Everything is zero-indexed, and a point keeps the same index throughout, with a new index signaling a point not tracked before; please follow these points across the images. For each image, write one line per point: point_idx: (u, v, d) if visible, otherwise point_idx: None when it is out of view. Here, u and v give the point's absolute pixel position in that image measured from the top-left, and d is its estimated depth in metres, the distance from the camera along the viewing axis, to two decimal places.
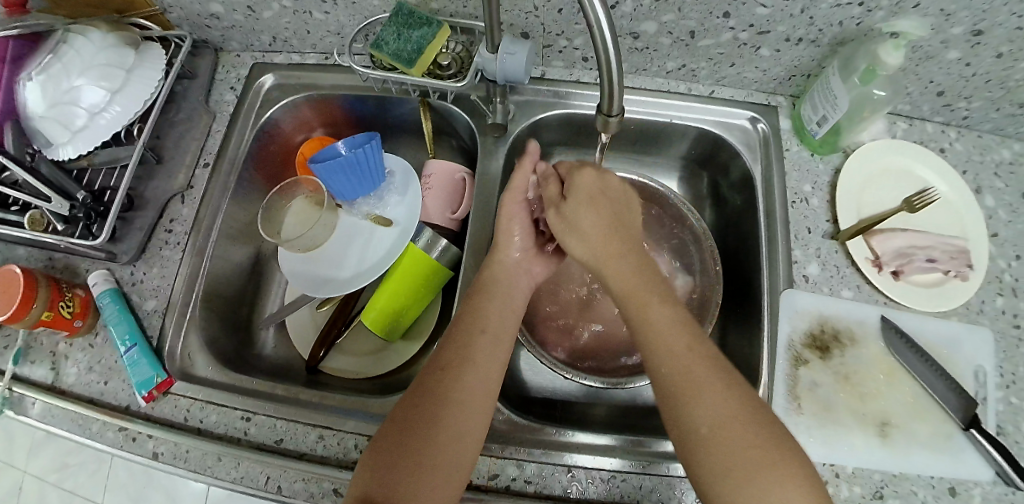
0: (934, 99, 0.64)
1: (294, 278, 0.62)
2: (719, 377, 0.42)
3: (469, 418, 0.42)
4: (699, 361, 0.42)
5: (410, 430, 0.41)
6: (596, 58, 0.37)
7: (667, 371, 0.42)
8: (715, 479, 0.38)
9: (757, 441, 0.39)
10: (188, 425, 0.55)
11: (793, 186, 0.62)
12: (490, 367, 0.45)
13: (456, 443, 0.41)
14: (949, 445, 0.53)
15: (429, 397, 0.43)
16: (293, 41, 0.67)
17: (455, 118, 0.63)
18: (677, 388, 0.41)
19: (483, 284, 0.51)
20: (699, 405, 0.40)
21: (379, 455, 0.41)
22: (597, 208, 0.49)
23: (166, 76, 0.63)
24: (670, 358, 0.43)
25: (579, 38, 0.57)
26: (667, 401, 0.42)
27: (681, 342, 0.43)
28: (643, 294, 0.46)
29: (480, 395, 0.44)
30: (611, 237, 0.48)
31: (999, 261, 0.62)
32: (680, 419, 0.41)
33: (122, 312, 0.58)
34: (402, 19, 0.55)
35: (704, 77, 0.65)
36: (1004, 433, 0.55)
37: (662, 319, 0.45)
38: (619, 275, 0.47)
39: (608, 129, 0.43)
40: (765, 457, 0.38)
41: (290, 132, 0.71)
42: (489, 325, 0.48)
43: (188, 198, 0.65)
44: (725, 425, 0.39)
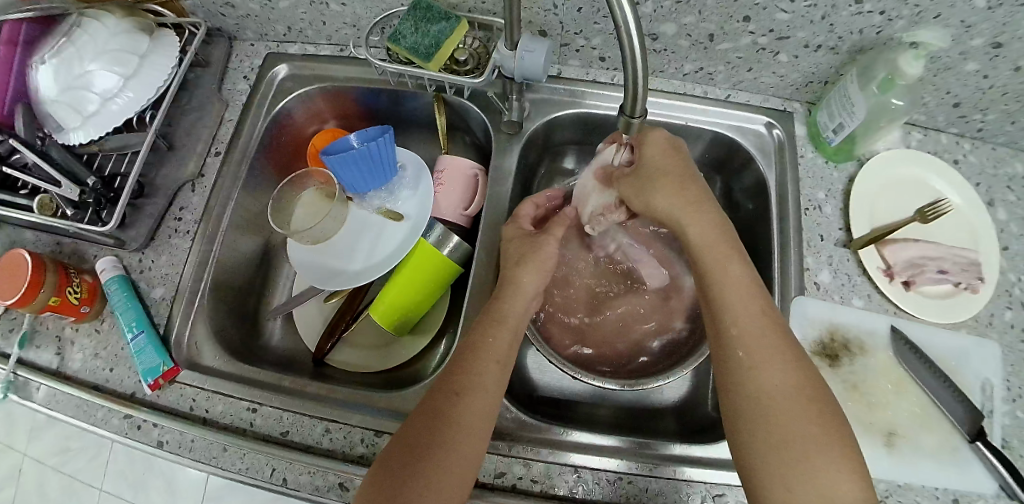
0: (950, 110, 0.63)
1: (303, 269, 0.62)
2: (792, 346, 0.43)
3: (473, 438, 0.42)
4: (772, 330, 0.43)
5: (416, 439, 0.42)
6: (621, 58, 0.36)
7: (741, 339, 0.43)
8: (772, 450, 0.39)
9: (817, 419, 0.39)
10: (194, 414, 0.55)
11: (806, 193, 0.62)
12: (493, 391, 0.45)
13: (460, 467, 0.41)
14: (954, 457, 0.53)
15: (437, 418, 0.43)
16: (309, 31, 0.66)
17: (470, 114, 0.63)
18: (747, 354, 0.42)
19: (498, 301, 0.50)
20: (770, 373, 0.41)
21: (389, 459, 0.41)
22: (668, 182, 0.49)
23: (180, 63, 0.63)
24: (744, 324, 0.43)
25: (598, 38, 0.57)
26: (734, 365, 0.43)
27: (754, 313, 0.44)
28: (723, 258, 0.46)
29: (485, 425, 0.43)
30: (692, 197, 0.48)
31: (1009, 275, 0.62)
32: (748, 384, 0.41)
33: (129, 299, 0.58)
34: (421, 13, 0.55)
35: (721, 80, 0.64)
36: (1009, 447, 0.55)
37: (739, 287, 0.45)
38: (698, 235, 0.48)
39: (629, 131, 0.43)
40: (823, 436, 0.39)
41: (303, 123, 0.70)
42: (500, 355, 0.47)
43: (198, 187, 0.65)
44: (786, 400, 0.40)
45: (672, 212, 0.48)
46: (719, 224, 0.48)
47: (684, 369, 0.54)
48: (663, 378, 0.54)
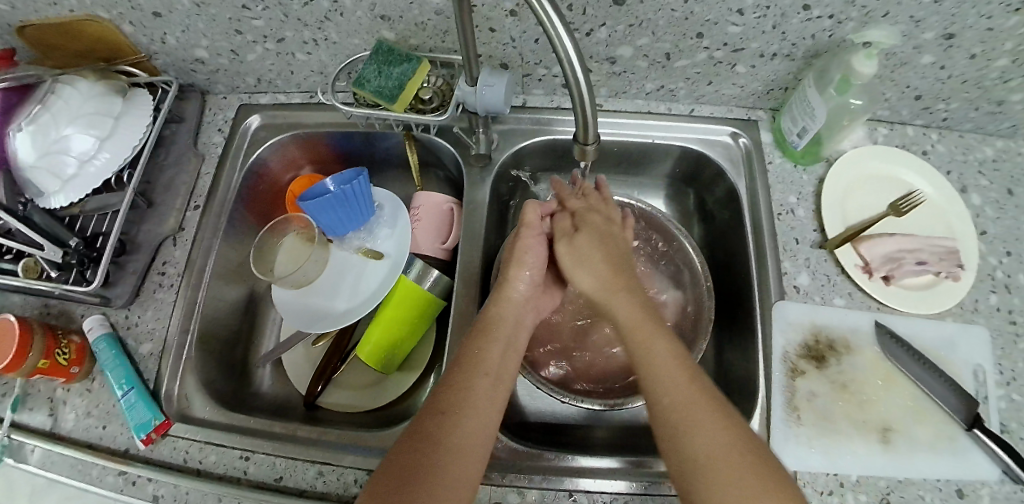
0: (912, 103, 0.64)
1: (288, 315, 0.62)
2: (717, 408, 0.41)
3: (468, 455, 0.42)
4: (698, 394, 0.42)
5: (411, 458, 0.41)
6: (568, 87, 0.38)
7: (670, 408, 0.42)
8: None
9: (759, 479, 0.37)
10: (188, 466, 0.55)
11: (778, 198, 0.62)
12: (485, 406, 0.45)
13: (454, 487, 0.40)
14: (953, 446, 0.53)
15: (430, 437, 0.42)
16: (278, 82, 0.68)
17: (440, 150, 0.64)
18: (677, 423, 0.41)
19: (489, 322, 0.51)
20: (702, 438, 0.39)
21: (379, 486, 0.40)
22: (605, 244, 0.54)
23: (154, 122, 0.64)
24: (672, 390, 0.43)
25: (557, 66, 0.58)
26: (669, 438, 0.41)
27: (683, 380, 0.43)
28: (647, 332, 0.47)
29: (478, 446, 0.43)
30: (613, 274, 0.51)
31: (989, 259, 0.63)
32: (682, 452, 0.40)
33: (118, 356, 0.59)
34: (382, 57, 0.56)
35: (683, 96, 0.65)
36: (1009, 431, 0.55)
37: (663, 352, 0.45)
38: (623, 309, 0.49)
39: (586, 157, 0.43)
40: (766, 497, 0.37)
41: (278, 171, 0.71)
42: (490, 368, 0.47)
43: (179, 241, 0.65)
44: (723, 459, 0.38)
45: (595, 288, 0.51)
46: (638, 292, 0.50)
47: None
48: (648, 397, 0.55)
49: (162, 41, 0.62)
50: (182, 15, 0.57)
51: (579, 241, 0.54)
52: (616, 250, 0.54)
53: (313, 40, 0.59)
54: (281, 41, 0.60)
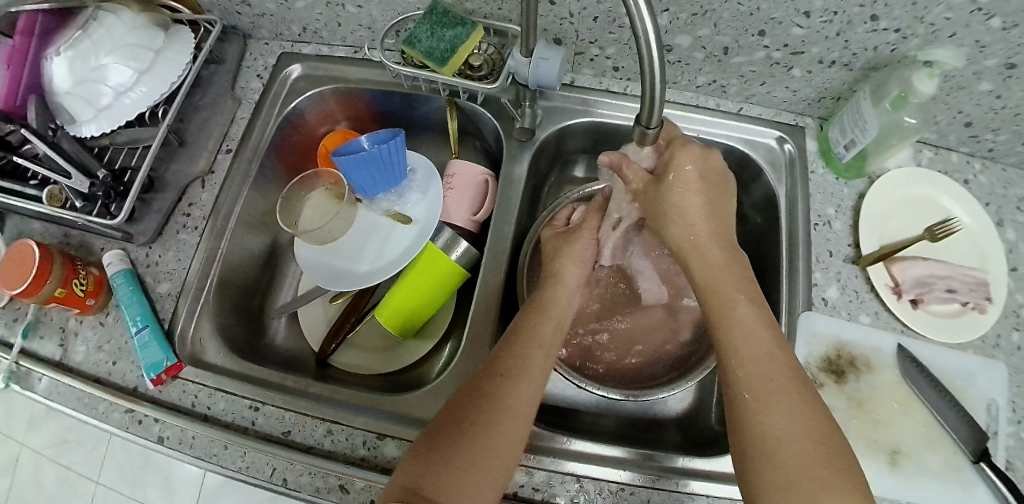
0: (962, 129, 0.63)
1: (310, 269, 0.62)
2: (798, 388, 0.41)
3: (496, 453, 0.40)
4: (783, 375, 0.42)
5: (465, 414, 0.42)
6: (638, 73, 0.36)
7: (749, 383, 0.42)
8: (779, 492, 0.36)
9: (830, 464, 0.37)
10: (196, 411, 0.55)
11: (816, 208, 0.62)
12: (523, 411, 0.43)
13: (500, 447, 0.41)
14: (958, 478, 0.52)
15: (483, 394, 0.43)
16: (323, 33, 0.66)
17: (483, 121, 0.63)
18: (754, 400, 0.41)
19: (542, 302, 0.52)
20: (778, 419, 0.39)
21: (431, 435, 0.41)
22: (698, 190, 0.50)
23: (194, 60, 0.62)
24: (755, 364, 0.43)
25: (612, 47, 0.57)
26: (739, 414, 0.41)
27: (763, 356, 0.43)
28: (728, 299, 0.47)
29: (526, 408, 0.43)
30: (705, 229, 0.51)
31: (1016, 295, 0.62)
32: (752, 432, 0.40)
33: (135, 294, 0.58)
34: (437, 18, 0.55)
35: (733, 93, 0.64)
36: (1014, 468, 0.55)
37: (750, 325, 0.45)
38: (702, 272, 0.50)
39: (644, 142, 0.42)
40: (835, 479, 0.36)
41: (314, 123, 0.70)
42: (545, 341, 0.48)
43: (208, 183, 0.65)
44: (796, 441, 0.38)
45: (682, 243, 0.51)
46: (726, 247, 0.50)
47: (685, 383, 0.55)
48: (667, 391, 0.54)
49: None
50: None
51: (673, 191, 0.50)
52: (715, 192, 0.51)
53: None
54: None
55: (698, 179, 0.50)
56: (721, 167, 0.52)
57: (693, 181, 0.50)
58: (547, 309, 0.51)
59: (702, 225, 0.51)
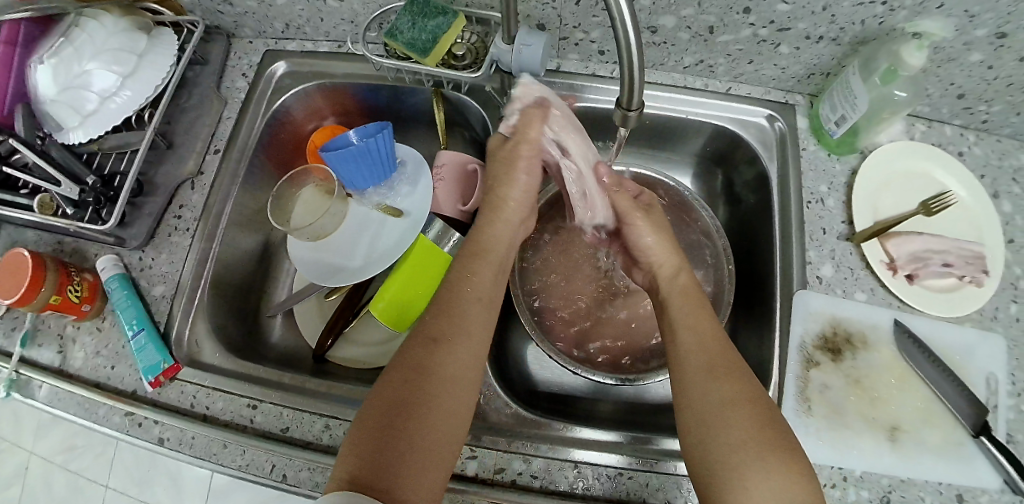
0: (954, 101, 0.63)
1: (304, 265, 0.62)
2: (738, 364, 0.44)
3: (442, 419, 0.41)
4: (718, 349, 0.45)
5: (404, 389, 0.41)
6: (616, 49, 0.36)
7: (695, 361, 0.44)
8: (727, 451, 0.39)
9: (768, 431, 0.40)
10: (195, 411, 0.56)
11: (808, 186, 0.61)
12: (463, 373, 0.44)
13: (444, 416, 0.41)
14: (958, 452, 0.53)
15: (421, 366, 0.43)
16: (306, 28, 0.65)
17: (470, 111, 0.62)
18: (697, 371, 0.43)
19: (483, 247, 0.52)
20: (718, 389, 0.42)
21: (371, 418, 0.40)
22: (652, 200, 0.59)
23: (179, 62, 0.62)
24: (699, 345, 0.45)
25: (597, 31, 0.56)
26: (684, 386, 0.44)
27: (714, 333, 0.46)
28: (690, 292, 0.50)
29: (467, 371, 0.44)
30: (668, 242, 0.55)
31: (1014, 268, 0.63)
32: (703, 397, 0.42)
33: (130, 297, 0.58)
34: (418, 8, 0.55)
35: (721, 73, 0.63)
36: (1014, 441, 0.56)
37: (693, 313, 0.48)
38: (673, 284, 0.52)
39: (626, 124, 0.42)
40: (771, 444, 0.39)
41: (302, 120, 0.69)
42: (483, 295, 0.49)
43: (198, 185, 0.63)
44: (746, 406, 0.41)
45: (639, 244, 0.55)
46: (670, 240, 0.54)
47: None
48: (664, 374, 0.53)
49: None
50: None
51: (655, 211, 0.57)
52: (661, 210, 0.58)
53: None
54: None
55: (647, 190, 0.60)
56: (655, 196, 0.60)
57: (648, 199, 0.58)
58: (482, 252, 0.52)
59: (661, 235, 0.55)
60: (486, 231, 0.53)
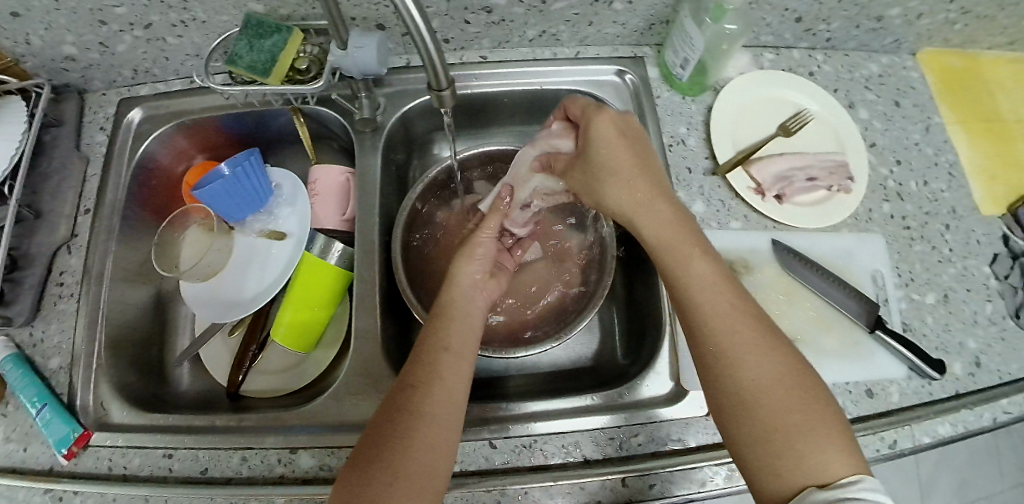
0: (794, 25, 0.66)
1: (197, 306, 0.62)
2: (768, 335, 0.42)
3: (417, 461, 0.40)
4: (748, 324, 0.43)
5: (385, 434, 0.41)
6: (415, 47, 0.38)
7: (723, 340, 0.42)
8: (750, 441, 0.39)
9: (804, 407, 0.39)
10: (114, 474, 0.52)
11: (668, 130, 0.64)
12: (442, 415, 0.42)
13: (426, 459, 0.40)
14: (858, 350, 0.57)
15: (398, 412, 0.42)
16: (156, 70, 0.65)
17: (327, 119, 0.64)
18: (720, 353, 0.42)
19: (442, 307, 0.50)
20: (747, 369, 0.41)
21: (357, 460, 0.40)
22: (618, 137, 0.49)
23: (31, 129, 0.59)
24: (722, 322, 0.43)
25: (436, 22, 0.59)
26: (712, 367, 0.42)
27: (724, 308, 0.43)
28: (683, 251, 0.46)
29: (445, 412, 0.42)
30: (641, 187, 0.48)
31: (882, 170, 0.67)
32: (723, 385, 0.41)
33: (27, 375, 0.54)
34: (251, 31, 0.55)
35: (567, 39, 0.65)
36: (911, 328, 0.59)
37: (705, 278, 0.45)
38: (653, 231, 0.48)
39: (444, 105, 0.44)
40: (811, 422, 0.38)
41: (170, 164, 0.69)
42: (452, 344, 0.47)
43: (75, 248, 0.61)
44: (768, 390, 0.40)
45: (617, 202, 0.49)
46: (649, 190, 0.48)
47: (565, 333, 0.57)
48: (552, 342, 0.56)
49: (27, 43, 0.58)
50: (41, 10, 0.53)
51: (603, 140, 0.49)
52: (634, 135, 0.50)
53: (181, 21, 0.57)
54: (149, 27, 0.57)
55: (617, 134, 0.49)
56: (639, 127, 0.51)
57: (614, 139, 0.49)
58: (450, 311, 0.50)
59: (637, 181, 0.48)
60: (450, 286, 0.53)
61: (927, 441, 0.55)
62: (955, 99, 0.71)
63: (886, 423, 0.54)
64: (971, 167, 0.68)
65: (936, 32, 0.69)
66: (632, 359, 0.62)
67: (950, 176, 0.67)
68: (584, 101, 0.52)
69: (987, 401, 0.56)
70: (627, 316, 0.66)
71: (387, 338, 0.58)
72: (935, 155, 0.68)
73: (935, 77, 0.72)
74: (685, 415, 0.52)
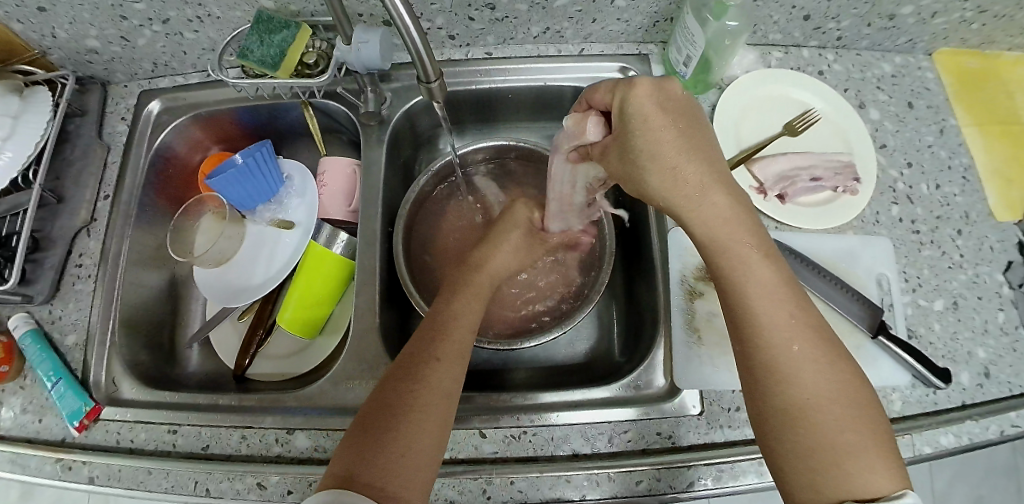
0: (803, 24, 0.65)
1: (208, 290, 0.64)
2: (827, 346, 0.39)
3: (425, 429, 0.41)
4: (805, 338, 0.39)
5: (392, 402, 0.41)
6: (404, 44, 0.40)
7: (779, 350, 0.39)
8: (795, 456, 0.36)
9: (860, 424, 0.36)
10: (121, 446, 0.55)
11: None
12: (448, 388, 0.44)
13: (427, 427, 0.41)
14: (861, 354, 0.56)
15: (407, 379, 0.43)
16: (174, 64, 0.67)
17: (335, 112, 0.66)
18: (771, 366, 0.38)
19: (461, 285, 0.54)
20: (800, 383, 0.38)
21: (364, 424, 0.41)
22: (666, 117, 0.39)
23: (55, 118, 0.62)
24: (778, 332, 0.39)
25: (440, 18, 0.61)
26: (760, 377, 0.39)
27: (782, 318, 0.39)
28: (741, 253, 0.40)
29: (450, 385, 0.44)
30: (694, 173, 0.39)
31: (891, 171, 0.65)
32: (772, 397, 0.38)
33: (44, 350, 0.57)
34: (263, 26, 0.56)
35: (571, 37, 0.66)
36: (916, 335, 0.58)
37: (764, 283, 0.40)
38: (714, 229, 0.40)
39: (434, 96, 0.47)
40: (864, 439, 0.36)
41: (186, 154, 0.71)
42: (467, 326, 0.49)
43: (94, 232, 0.64)
44: (821, 406, 0.37)
45: (662, 193, 0.40)
46: (705, 170, 0.39)
47: (557, 330, 0.57)
48: (550, 334, 0.56)
49: (53, 35, 0.61)
50: (65, 5, 0.56)
51: (643, 112, 0.39)
52: (681, 106, 0.40)
53: (197, 17, 0.59)
54: (166, 22, 0.60)
55: (659, 112, 0.39)
56: (681, 93, 0.41)
57: (654, 115, 0.39)
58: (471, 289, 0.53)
59: (687, 166, 0.39)
60: (474, 271, 0.56)
61: (927, 451, 0.54)
62: (972, 102, 0.69)
63: None
64: (986, 171, 0.66)
65: (952, 31, 0.68)
66: (627, 356, 0.62)
67: (964, 180, 0.65)
68: (607, 85, 0.43)
69: (993, 414, 0.55)
70: (625, 315, 0.66)
71: (385, 328, 0.59)
72: (949, 158, 0.66)
73: (951, 79, 0.71)
74: (676, 413, 0.52)
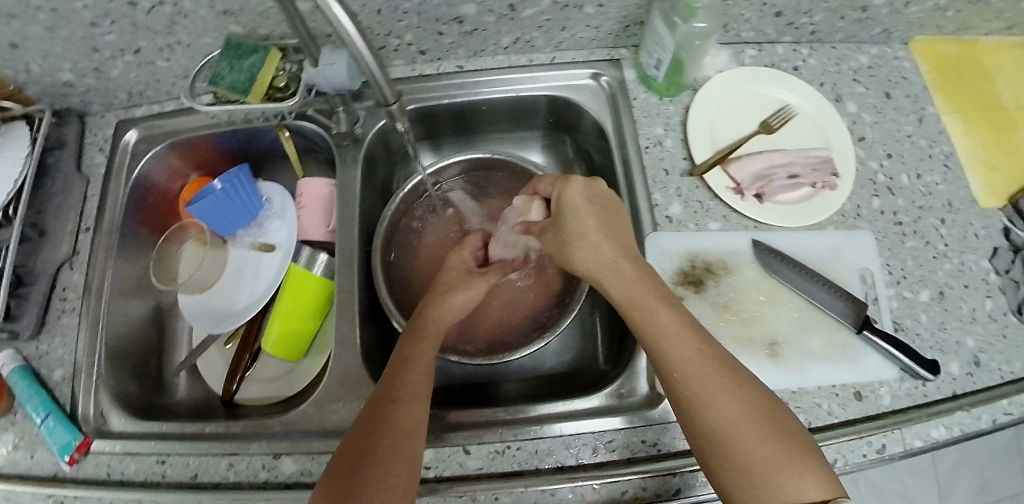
0: (775, 20, 0.65)
1: (191, 317, 0.64)
2: (735, 373, 0.41)
3: (395, 474, 0.39)
4: (716, 367, 0.41)
5: (361, 446, 0.41)
6: (362, 68, 0.41)
7: (695, 382, 0.41)
8: (733, 476, 0.38)
9: (778, 440, 0.38)
10: (110, 479, 0.55)
11: (645, 132, 0.63)
12: (414, 429, 0.43)
13: (397, 469, 0.40)
14: (845, 351, 0.55)
15: (374, 424, 0.42)
16: (149, 92, 0.68)
17: (311, 133, 0.66)
18: (693, 395, 0.41)
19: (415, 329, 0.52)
20: (720, 407, 0.39)
21: (336, 471, 0.40)
22: (588, 209, 0.50)
23: (33, 151, 0.62)
24: (693, 366, 0.41)
25: (409, 34, 0.61)
26: (685, 409, 0.41)
27: (692, 351, 0.42)
28: (647, 303, 0.45)
29: (416, 429, 0.43)
30: (608, 246, 0.48)
31: (871, 164, 0.65)
32: (700, 425, 0.40)
33: (32, 386, 0.57)
34: (231, 52, 0.57)
35: (542, 45, 0.66)
36: (902, 329, 0.57)
37: (671, 326, 0.44)
38: (624, 285, 0.47)
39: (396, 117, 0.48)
40: (784, 450, 0.38)
41: (166, 182, 0.72)
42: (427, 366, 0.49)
43: (77, 264, 0.64)
44: (741, 425, 0.39)
45: (584, 262, 0.49)
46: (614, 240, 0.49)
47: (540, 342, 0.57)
48: (534, 345, 0.56)
49: (26, 70, 0.61)
50: (36, 41, 0.57)
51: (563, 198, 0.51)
52: (602, 199, 0.51)
53: (167, 46, 0.59)
54: (137, 52, 0.60)
55: (585, 203, 0.50)
56: (608, 191, 0.52)
57: (581, 205, 0.50)
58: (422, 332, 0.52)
59: (603, 240, 0.49)
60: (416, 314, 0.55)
61: (917, 445, 0.53)
62: (951, 89, 0.69)
63: (872, 426, 0.53)
64: (967, 158, 0.65)
65: (926, 20, 0.67)
66: (612, 362, 0.62)
67: (945, 168, 0.65)
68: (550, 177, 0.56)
69: (984, 404, 0.54)
70: (608, 321, 0.65)
71: (366, 346, 0.59)
72: (928, 147, 0.66)
73: (928, 67, 0.70)
74: (660, 420, 0.52)
